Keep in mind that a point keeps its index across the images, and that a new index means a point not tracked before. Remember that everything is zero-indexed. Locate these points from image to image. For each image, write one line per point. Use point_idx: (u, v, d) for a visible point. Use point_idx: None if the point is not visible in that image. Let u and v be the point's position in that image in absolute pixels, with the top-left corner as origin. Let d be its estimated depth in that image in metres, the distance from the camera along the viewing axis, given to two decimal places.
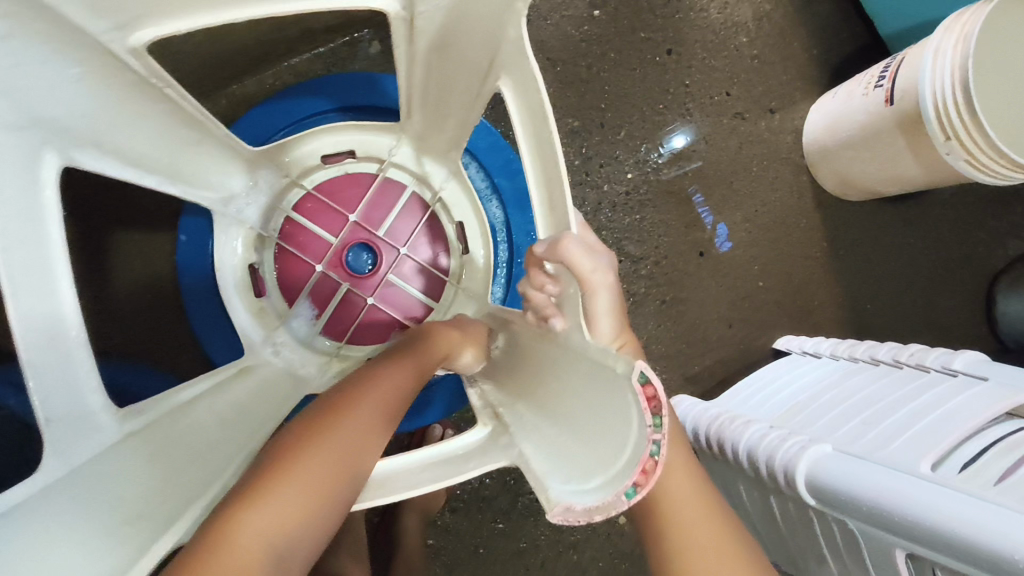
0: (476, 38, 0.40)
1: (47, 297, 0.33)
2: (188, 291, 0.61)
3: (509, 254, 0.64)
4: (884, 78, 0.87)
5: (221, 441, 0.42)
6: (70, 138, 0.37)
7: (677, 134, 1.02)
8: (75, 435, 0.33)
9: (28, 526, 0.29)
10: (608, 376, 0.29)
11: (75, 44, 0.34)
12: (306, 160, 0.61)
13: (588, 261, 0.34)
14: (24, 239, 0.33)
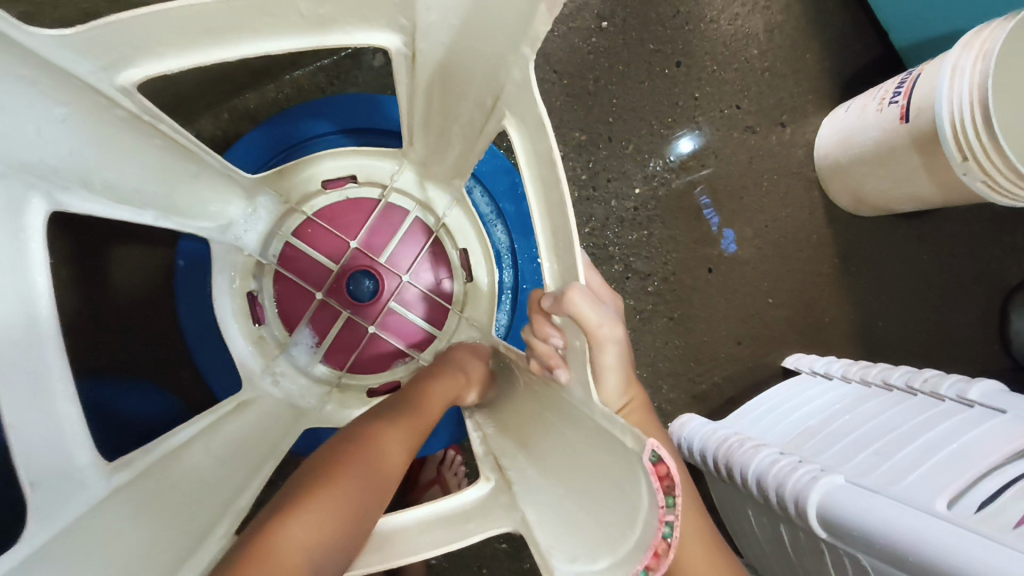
0: (480, 74, 0.38)
1: (29, 352, 0.32)
2: (187, 318, 0.60)
3: (514, 280, 0.63)
4: (899, 95, 0.85)
5: (211, 487, 0.41)
6: (60, 181, 0.36)
7: (683, 138, 1.00)
8: (62, 493, 0.31)
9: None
10: (619, 450, 0.28)
11: (63, 86, 0.32)
12: (306, 185, 0.60)
13: (597, 316, 0.32)
14: (8, 292, 0.31)
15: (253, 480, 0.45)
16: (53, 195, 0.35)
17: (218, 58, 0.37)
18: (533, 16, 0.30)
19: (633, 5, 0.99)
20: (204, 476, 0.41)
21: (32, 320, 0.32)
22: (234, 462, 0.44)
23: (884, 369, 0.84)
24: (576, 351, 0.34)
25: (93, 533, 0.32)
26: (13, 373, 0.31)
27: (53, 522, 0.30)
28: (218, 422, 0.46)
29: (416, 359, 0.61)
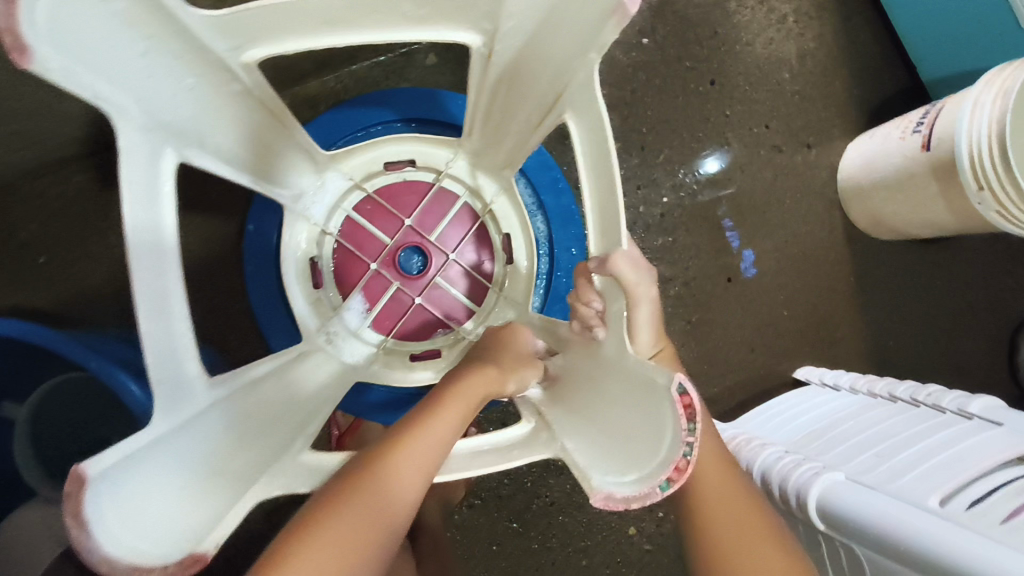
0: (546, 74, 0.45)
1: (161, 275, 0.38)
2: (253, 277, 0.66)
3: (550, 267, 0.68)
4: (922, 125, 0.90)
5: (283, 417, 0.46)
6: (187, 137, 0.42)
7: (711, 159, 1.05)
8: (176, 396, 0.37)
9: (147, 466, 0.32)
10: (649, 387, 0.34)
11: (200, 59, 0.39)
12: (369, 165, 0.66)
13: (637, 276, 0.37)
14: (148, 226, 0.37)
15: (316, 418, 0.50)
16: (181, 149, 0.42)
17: (316, 45, 0.42)
18: (604, 26, 0.36)
19: (673, 23, 1.05)
20: (275, 406, 0.47)
21: (160, 246, 0.38)
22: (296, 400, 0.50)
23: (890, 384, 0.89)
24: (616, 310, 0.39)
25: (197, 432, 0.37)
26: (149, 289, 0.37)
27: (168, 414, 0.36)
28: (283, 366, 0.52)
29: (455, 332, 0.67)
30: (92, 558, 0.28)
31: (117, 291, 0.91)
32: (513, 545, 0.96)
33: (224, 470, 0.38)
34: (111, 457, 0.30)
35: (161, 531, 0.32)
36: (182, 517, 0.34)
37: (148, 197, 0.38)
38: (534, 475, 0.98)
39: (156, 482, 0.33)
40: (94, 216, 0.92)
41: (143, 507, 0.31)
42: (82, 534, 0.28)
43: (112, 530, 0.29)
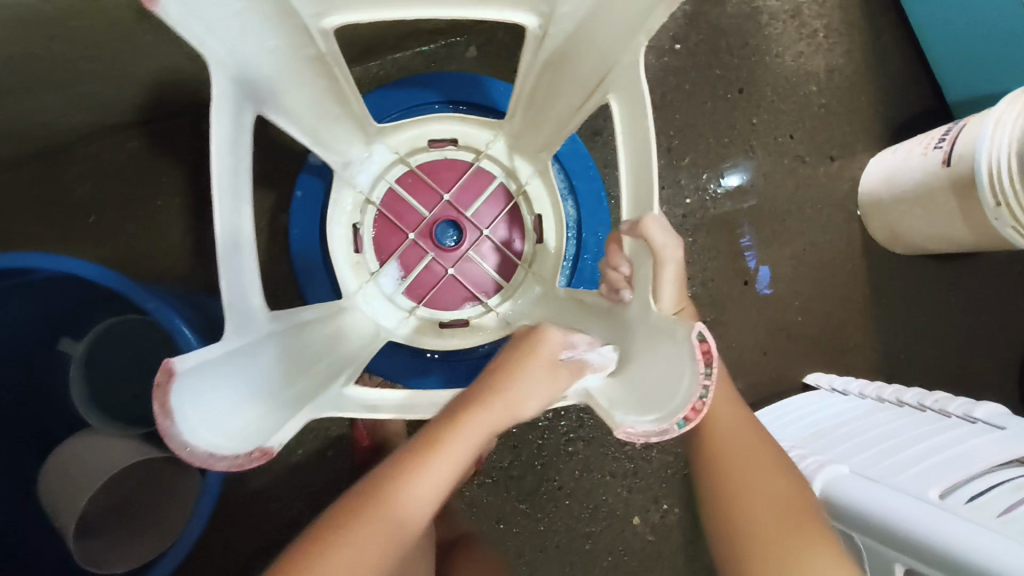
0: (594, 58, 0.49)
1: (237, 211, 0.42)
2: (298, 238, 0.72)
3: (577, 250, 0.72)
4: (944, 141, 0.93)
5: (323, 362, 0.50)
6: (267, 96, 0.46)
7: (732, 174, 1.08)
8: (245, 320, 0.41)
9: (221, 374, 0.36)
10: (671, 338, 0.37)
11: (285, 23, 0.44)
12: (413, 141, 0.70)
13: (665, 241, 0.41)
14: (230, 169, 0.42)
15: (352, 370, 0.54)
16: (260, 106, 0.46)
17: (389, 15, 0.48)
18: (652, 13, 0.40)
19: (705, 31, 1.09)
20: (318, 354, 0.50)
21: (238, 185, 0.43)
22: (334, 352, 0.54)
23: (899, 390, 0.91)
24: (643, 272, 0.44)
25: (259, 358, 0.41)
26: (226, 222, 0.41)
27: (238, 335, 0.39)
28: (325, 320, 0.56)
29: (484, 304, 0.70)
30: (178, 443, 0.32)
31: (160, 253, 0.96)
32: (520, 525, 0.98)
33: (276, 396, 0.42)
34: (197, 358, 0.34)
35: (228, 433, 0.36)
36: (245, 425, 0.37)
37: (233, 143, 0.42)
38: (544, 458, 0.99)
39: (226, 390, 0.36)
40: (144, 181, 0.97)
41: (218, 408, 0.35)
42: (168, 420, 0.32)
43: (191, 423, 0.33)
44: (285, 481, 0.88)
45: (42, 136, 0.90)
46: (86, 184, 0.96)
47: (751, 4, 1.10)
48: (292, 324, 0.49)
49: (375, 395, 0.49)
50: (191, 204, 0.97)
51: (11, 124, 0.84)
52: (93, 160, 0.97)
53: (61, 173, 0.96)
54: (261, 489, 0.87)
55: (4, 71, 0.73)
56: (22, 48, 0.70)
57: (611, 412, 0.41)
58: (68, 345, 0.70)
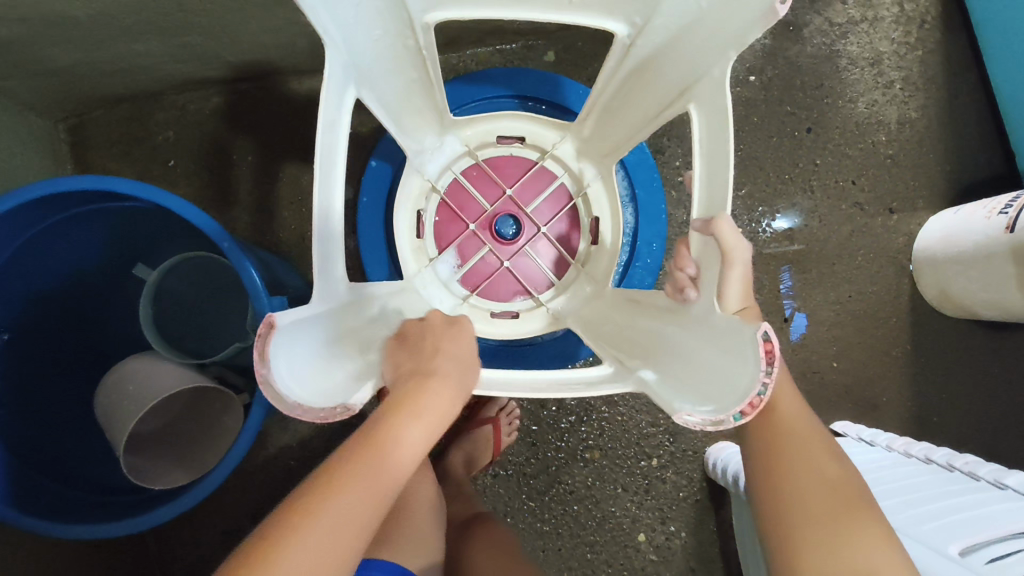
0: (681, 71, 0.51)
1: (330, 180, 0.47)
2: (365, 207, 0.75)
3: (629, 258, 0.75)
4: (1010, 207, 0.93)
5: (387, 336, 0.56)
6: (364, 73, 0.51)
7: (783, 217, 1.08)
8: (329, 290, 0.46)
9: (303, 336, 0.42)
10: (736, 335, 0.40)
11: (396, 11, 0.49)
12: (483, 136, 0.72)
13: (736, 240, 0.43)
14: (328, 138, 0.46)
15: None
16: (358, 86, 0.51)
17: (483, 16, 0.52)
18: (750, 29, 0.43)
19: (781, 67, 1.09)
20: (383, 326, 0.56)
21: (333, 157, 0.47)
22: (398, 327, 0.59)
23: (927, 449, 0.91)
24: (712, 273, 0.46)
25: (334, 326, 0.47)
26: (321, 195, 0.45)
27: (321, 303, 0.45)
28: (389, 295, 0.60)
29: (535, 298, 0.72)
30: (272, 393, 0.38)
31: (227, 205, 1.02)
32: (526, 522, 0.99)
33: (349, 360, 0.48)
34: (290, 319, 0.40)
35: (312, 389, 0.42)
36: (327, 383, 0.43)
37: (332, 119, 0.47)
38: (560, 460, 1.00)
39: (307, 353, 0.42)
40: (222, 136, 1.02)
41: (300, 367, 0.41)
42: (265, 370, 0.37)
43: (282, 376, 0.39)
44: (310, 439, 0.91)
45: (139, 80, 0.96)
46: (170, 131, 1.02)
47: (831, 47, 1.10)
48: (364, 298, 0.54)
49: None
50: (262, 163, 1.02)
51: (117, 63, 0.90)
52: (179, 109, 1.03)
53: (149, 117, 1.03)
54: (285, 443, 0.91)
55: (124, 15, 0.79)
56: None
57: (669, 401, 0.44)
58: (140, 272, 0.75)
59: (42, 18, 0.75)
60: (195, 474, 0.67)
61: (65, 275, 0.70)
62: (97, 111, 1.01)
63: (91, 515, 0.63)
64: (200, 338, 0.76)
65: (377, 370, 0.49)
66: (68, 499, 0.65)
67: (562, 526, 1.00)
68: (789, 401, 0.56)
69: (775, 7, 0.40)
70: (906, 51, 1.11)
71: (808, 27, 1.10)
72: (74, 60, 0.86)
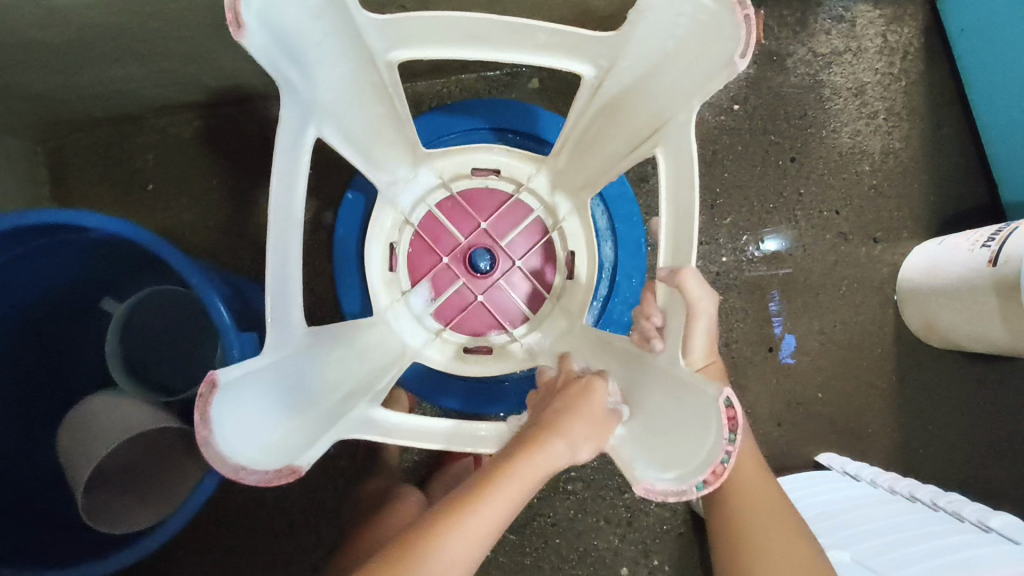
0: (650, 113, 0.51)
1: (285, 217, 0.45)
2: (341, 239, 0.75)
3: (609, 291, 0.74)
4: (993, 240, 0.92)
5: (357, 377, 0.54)
6: (327, 110, 0.50)
7: (772, 239, 1.08)
8: (285, 334, 0.45)
9: (253, 388, 0.41)
10: (697, 395, 0.40)
11: (359, 48, 0.49)
12: (457, 167, 0.72)
13: (701, 291, 0.44)
14: (286, 175, 0.46)
15: (387, 386, 0.58)
16: (320, 126, 0.50)
17: (455, 58, 0.51)
18: (715, 80, 0.43)
19: (765, 97, 1.10)
20: (352, 366, 0.54)
21: (292, 189, 0.47)
22: (366, 361, 0.57)
23: (912, 485, 0.90)
24: (677, 324, 0.46)
25: (291, 370, 0.45)
26: (278, 231, 0.45)
27: (274, 347, 0.44)
28: (358, 329, 0.59)
29: (509, 333, 0.71)
30: (212, 453, 0.37)
31: (206, 229, 1.00)
32: (506, 555, 0.97)
33: (309, 407, 0.46)
34: (233, 372, 0.38)
35: (260, 443, 0.40)
36: (276, 437, 0.42)
37: (291, 156, 0.46)
38: (542, 492, 0.98)
39: (261, 405, 0.41)
40: (203, 160, 1.01)
41: (247, 423, 0.40)
42: (205, 427, 0.36)
43: (225, 431, 0.38)
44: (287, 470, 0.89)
45: (117, 103, 0.95)
46: (149, 154, 1.01)
47: (815, 77, 1.11)
48: (331, 337, 0.53)
49: (398, 416, 0.50)
50: (242, 190, 1.01)
51: (93, 88, 0.89)
52: (160, 132, 1.02)
53: (129, 140, 1.01)
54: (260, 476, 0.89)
55: (97, 42, 0.78)
56: (116, 23, 0.75)
57: (629, 465, 0.44)
58: (110, 305, 0.75)
59: (15, 44, 0.74)
60: (164, 513, 0.65)
61: (28, 308, 0.68)
62: (76, 134, 1.00)
63: (52, 554, 0.62)
64: (173, 374, 0.75)
65: (338, 416, 0.48)
66: (27, 540, 0.63)
67: (542, 559, 0.98)
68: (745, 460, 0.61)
69: (734, 58, 0.41)
70: (889, 82, 1.12)
71: (791, 57, 1.10)
72: (49, 85, 0.85)
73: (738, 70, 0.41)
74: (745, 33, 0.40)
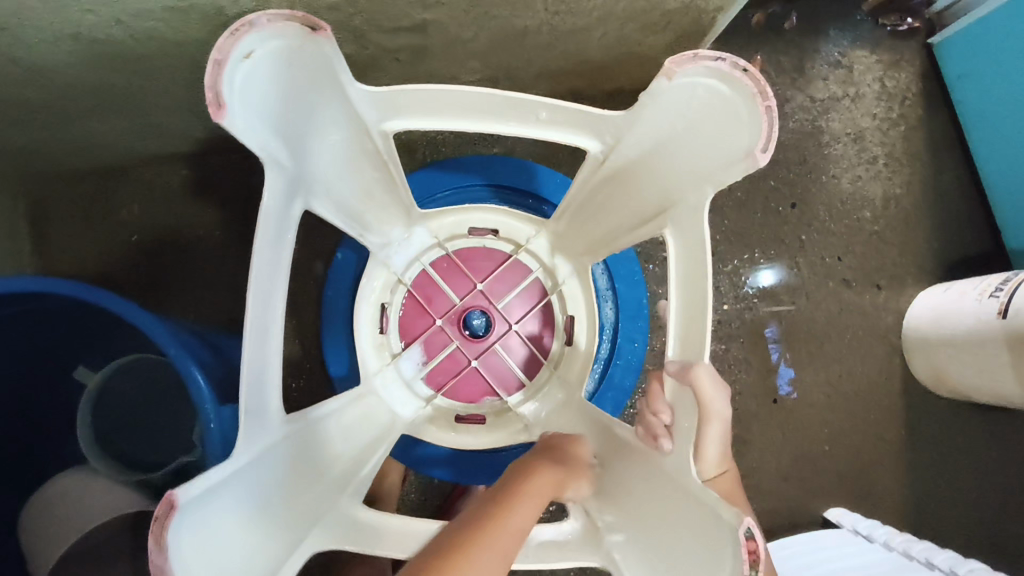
0: (657, 187, 0.48)
1: (263, 300, 0.42)
2: (330, 299, 0.72)
3: (609, 353, 0.72)
4: (1001, 290, 0.90)
5: (335, 467, 0.50)
6: (314, 182, 0.48)
7: (767, 271, 1.06)
8: (256, 430, 0.41)
9: (221, 500, 0.37)
10: (712, 519, 0.37)
11: (351, 118, 0.46)
12: (453, 228, 0.68)
13: (714, 393, 0.42)
14: (269, 257, 0.43)
15: (368, 473, 0.53)
16: (308, 198, 0.48)
17: (454, 129, 0.48)
18: (728, 167, 0.41)
19: None
20: (331, 453, 0.50)
21: (274, 271, 0.44)
22: (352, 445, 0.54)
23: (926, 549, 0.86)
24: (688, 427, 0.43)
25: (264, 469, 0.41)
26: (256, 315, 0.41)
27: (247, 448, 0.40)
28: (343, 406, 0.55)
29: (504, 401, 0.68)
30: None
31: (193, 282, 0.98)
32: None
33: (281, 512, 0.42)
34: (197, 486, 0.35)
35: (228, 564, 0.37)
36: (245, 556, 0.38)
37: (275, 236, 0.43)
38: None
39: (228, 517, 0.37)
40: (190, 211, 0.99)
41: (214, 540, 0.36)
42: (161, 556, 0.32)
43: (185, 556, 0.34)
44: None
45: (102, 155, 0.92)
46: (135, 205, 0.99)
47: (813, 123, 1.09)
48: (311, 421, 0.49)
49: (377, 519, 0.47)
50: (230, 241, 0.98)
51: (77, 142, 0.87)
52: (147, 182, 0.99)
53: (115, 190, 0.99)
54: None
55: (77, 99, 0.76)
56: (95, 81, 0.73)
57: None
58: (82, 374, 0.71)
59: None
60: None
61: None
62: (60, 184, 0.98)
63: None
64: (150, 449, 0.71)
65: (312, 524, 0.45)
66: None
67: None
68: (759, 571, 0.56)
69: (754, 151, 0.38)
70: (888, 127, 1.11)
71: (789, 103, 1.09)
72: (31, 140, 0.83)
73: (759, 166, 0.38)
74: (767, 126, 0.38)
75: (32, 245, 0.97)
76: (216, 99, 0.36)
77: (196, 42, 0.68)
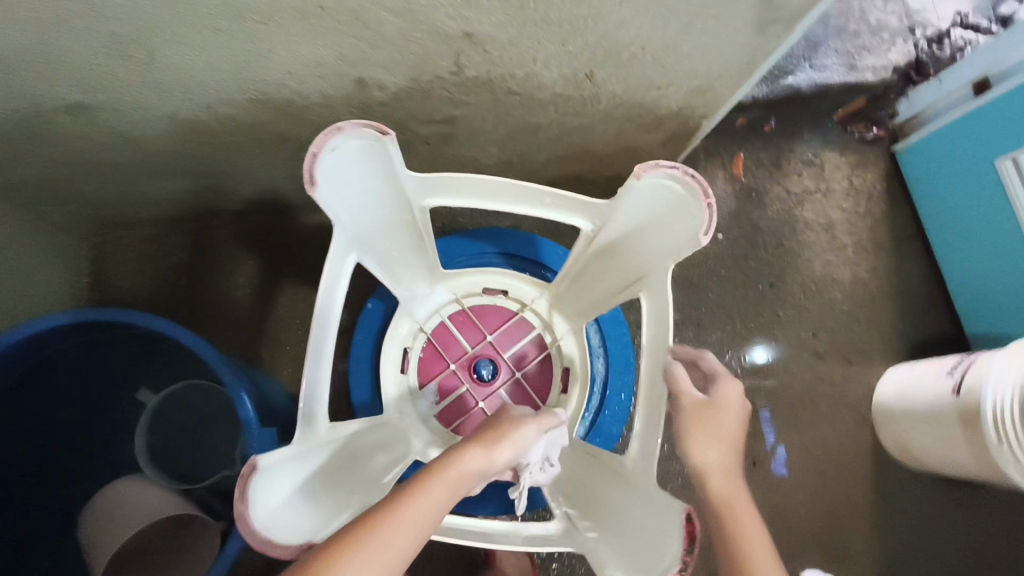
0: (637, 260, 0.60)
1: (320, 333, 0.53)
2: (357, 344, 0.82)
3: (599, 404, 0.81)
4: (955, 371, 0.99)
5: (367, 472, 0.60)
6: (364, 241, 0.60)
7: (759, 351, 1.17)
8: (309, 429, 0.52)
9: (282, 472, 0.47)
10: (667, 510, 0.49)
11: (399, 196, 0.58)
12: (470, 287, 0.81)
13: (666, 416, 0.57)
14: (327, 301, 0.54)
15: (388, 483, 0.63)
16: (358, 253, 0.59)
17: (476, 207, 0.60)
18: (684, 249, 0.52)
19: (745, 228, 1.22)
20: (361, 462, 0.60)
21: (330, 312, 0.55)
22: (373, 458, 0.63)
23: None
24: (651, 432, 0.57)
25: (313, 461, 0.52)
26: (314, 344, 0.53)
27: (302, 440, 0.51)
28: (370, 427, 0.65)
29: None
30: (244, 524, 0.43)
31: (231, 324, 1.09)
32: None
33: (325, 493, 0.52)
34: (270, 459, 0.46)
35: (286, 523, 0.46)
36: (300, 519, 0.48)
37: (331, 284, 0.55)
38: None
39: (286, 489, 0.48)
40: (234, 261, 1.12)
41: (276, 500, 0.46)
42: (243, 504, 0.42)
43: (258, 509, 0.44)
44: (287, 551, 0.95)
45: (164, 208, 1.06)
46: (185, 253, 1.12)
47: (790, 212, 1.23)
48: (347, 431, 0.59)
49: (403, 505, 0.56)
50: (267, 289, 1.11)
51: (147, 197, 1.00)
52: (197, 233, 1.12)
53: (169, 239, 1.12)
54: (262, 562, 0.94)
55: (156, 163, 0.90)
56: (175, 150, 0.87)
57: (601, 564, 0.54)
58: (144, 396, 0.83)
59: (89, 162, 0.86)
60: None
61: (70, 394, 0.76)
62: (122, 232, 1.11)
63: None
64: (193, 462, 0.83)
65: (351, 506, 0.54)
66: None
67: None
68: (747, 518, 0.56)
69: (699, 236, 0.50)
70: (857, 219, 1.24)
71: (768, 193, 1.23)
72: (109, 193, 0.97)
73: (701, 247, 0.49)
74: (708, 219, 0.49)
75: (91, 283, 1.09)
76: (308, 179, 0.48)
77: (264, 124, 0.83)
